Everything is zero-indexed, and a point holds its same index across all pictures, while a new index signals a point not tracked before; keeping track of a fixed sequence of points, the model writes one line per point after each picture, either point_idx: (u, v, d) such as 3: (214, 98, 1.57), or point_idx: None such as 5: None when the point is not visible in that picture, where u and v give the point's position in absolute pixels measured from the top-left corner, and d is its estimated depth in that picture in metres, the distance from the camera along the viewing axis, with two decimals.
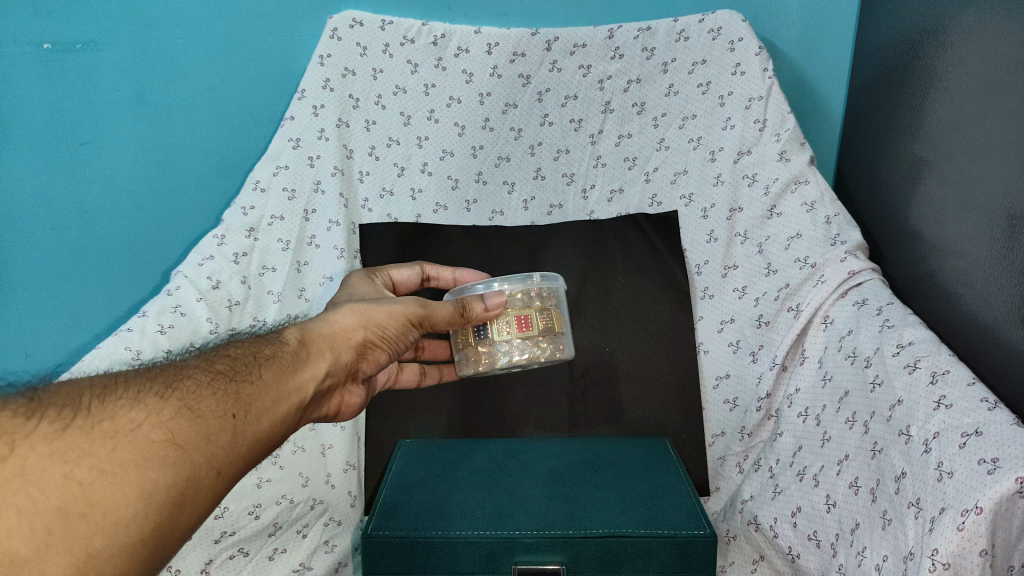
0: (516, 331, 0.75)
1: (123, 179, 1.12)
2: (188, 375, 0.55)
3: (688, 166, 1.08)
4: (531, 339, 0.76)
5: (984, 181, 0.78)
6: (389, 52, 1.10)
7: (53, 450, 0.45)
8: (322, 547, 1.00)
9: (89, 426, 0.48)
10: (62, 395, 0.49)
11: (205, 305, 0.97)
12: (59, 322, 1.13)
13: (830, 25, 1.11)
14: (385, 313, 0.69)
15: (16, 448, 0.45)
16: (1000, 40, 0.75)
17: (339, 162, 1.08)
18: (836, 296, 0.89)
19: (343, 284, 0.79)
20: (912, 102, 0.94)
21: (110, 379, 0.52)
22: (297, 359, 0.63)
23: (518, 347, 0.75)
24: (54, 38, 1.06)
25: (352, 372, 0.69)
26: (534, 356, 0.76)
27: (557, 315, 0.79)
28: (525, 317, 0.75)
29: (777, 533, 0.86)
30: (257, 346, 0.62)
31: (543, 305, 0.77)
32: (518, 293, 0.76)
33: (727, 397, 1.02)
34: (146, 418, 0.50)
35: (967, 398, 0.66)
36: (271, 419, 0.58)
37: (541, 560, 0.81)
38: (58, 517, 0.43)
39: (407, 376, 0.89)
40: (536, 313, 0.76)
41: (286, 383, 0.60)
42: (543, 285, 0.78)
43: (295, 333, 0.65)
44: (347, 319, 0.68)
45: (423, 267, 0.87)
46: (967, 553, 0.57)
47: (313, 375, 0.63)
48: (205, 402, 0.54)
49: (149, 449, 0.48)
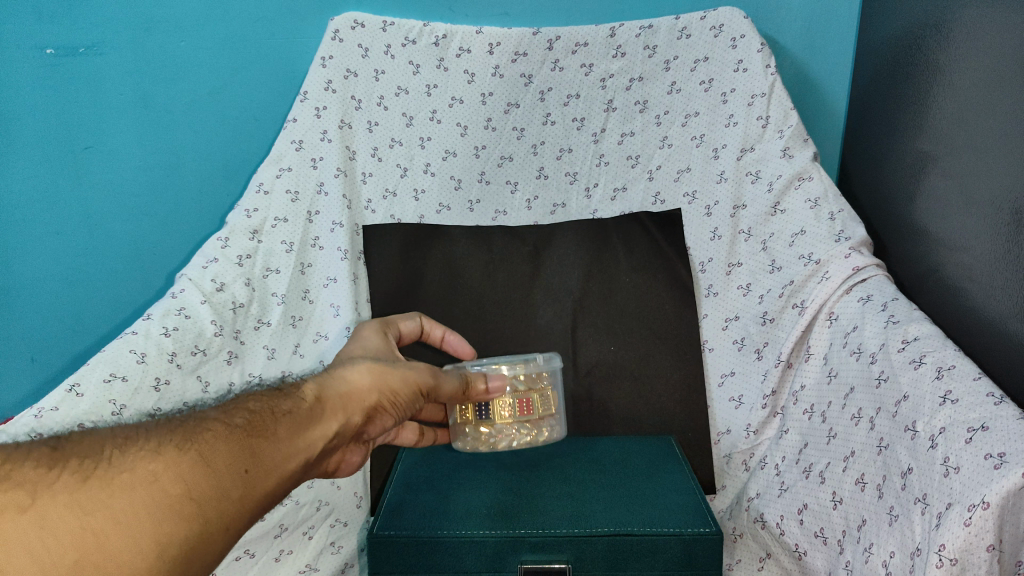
0: (518, 412, 0.85)
1: (128, 184, 1.13)
2: (207, 428, 0.55)
3: (691, 164, 1.08)
4: (532, 420, 0.85)
5: (992, 177, 0.78)
6: (390, 53, 1.10)
7: (71, 502, 0.46)
8: (328, 549, 0.99)
9: (108, 477, 0.48)
10: (83, 444, 0.50)
11: (209, 307, 0.96)
12: (65, 325, 1.14)
13: (832, 21, 1.11)
14: (400, 377, 0.69)
15: (36, 498, 0.46)
16: (1007, 34, 0.75)
17: (342, 163, 1.08)
18: (841, 292, 0.89)
19: (359, 336, 0.81)
20: (917, 98, 0.94)
21: (132, 430, 0.53)
22: (311, 416, 0.61)
23: (521, 426, 0.86)
24: (57, 42, 1.06)
25: (360, 432, 0.68)
26: (535, 433, 0.86)
27: (552, 395, 0.88)
28: (526, 400, 0.85)
29: (783, 530, 0.88)
30: (275, 399, 0.61)
31: (541, 387, 0.86)
32: (519, 376, 0.85)
33: (732, 394, 1.02)
34: (164, 470, 0.50)
35: (973, 393, 0.65)
36: (281, 475, 0.57)
37: (547, 559, 0.82)
38: (73, 567, 0.44)
39: (409, 432, 0.94)
40: (536, 395, 0.86)
41: (298, 441, 0.59)
42: (541, 367, 0.87)
43: (313, 388, 0.64)
44: (364, 377, 0.67)
45: (422, 317, 0.93)
46: (974, 548, 0.57)
47: (324, 435, 0.61)
48: (221, 456, 0.53)
49: (165, 503, 0.49)
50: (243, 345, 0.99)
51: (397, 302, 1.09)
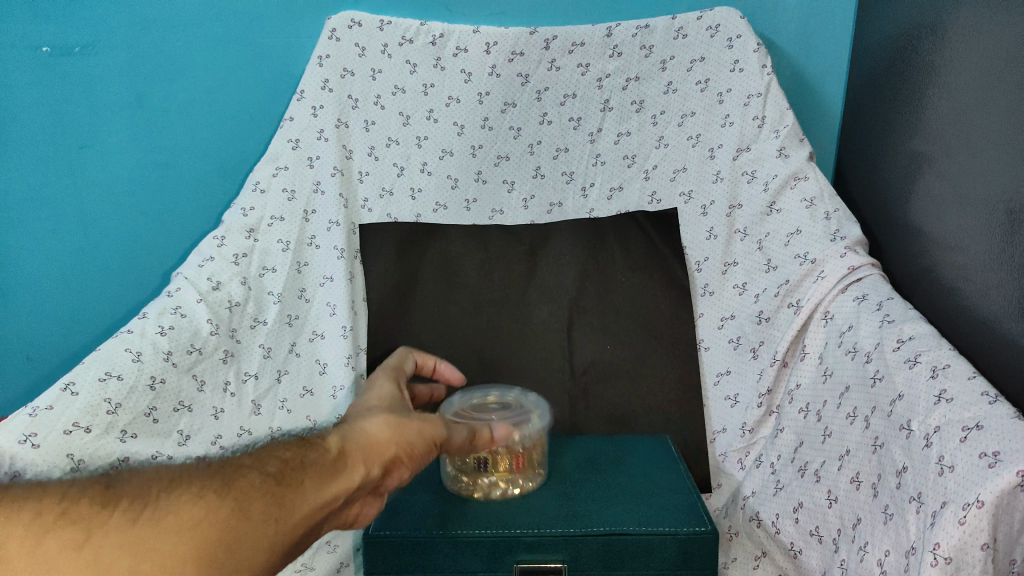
0: (513, 468, 0.87)
1: (124, 183, 1.12)
2: (243, 476, 0.55)
3: (687, 163, 1.08)
4: (524, 474, 0.88)
5: (987, 177, 0.78)
6: (387, 52, 1.09)
7: (120, 544, 0.47)
8: (324, 548, 1.00)
9: (153, 521, 0.48)
10: (132, 483, 0.51)
11: (205, 305, 0.94)
12: (62, 324, 1.15)
13: (828, 21, 1.11)
14: (417, 429, 0.67)
15: (89, 538, 0.46)
16: (1003, 35, 0.75)
17: (338, 162, 1.08)
18: (836, 292, 0.89)
19: (369, 389, 0.78)
20: (913, 98, 0.94)
21: (174, 471, 0.53)
22: (336, 468, 0.60)
23: (516, 481, 0.88)
24: (52, 41, 1.06)
25: (375, 490, 0.65)
26: (526, 485, 0.89)
27: (542, 460, 0.91)
28: (522, 459, 0.88)
29: (778, 528, 0.89)
30: (301, 450, 0.61)
31: (536, 458, 0.89)
32: (519, 436, 0.87)
33: (728, 393, 1.02)
34: (202, 516, 0.50)
35: (968, 392, 0.65)
36: (301, 530, 0.55)
37: (542, 559, 0.81)
38: None
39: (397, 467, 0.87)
40: (532, 454, 0.89)
41: (322, 494, 0.57)
42: (537, 427, 0.89)
43: (337, 440, 0.63)
44: (382, 428, 0.65)
45: (415, 355, 0.91)
46: (969, 547, 0.57)
47: (347, 489, 0.60)
48: (253, 504, 0.52)
49: (199, 555, 0.48)
50: (240, 343, 0.98)
51: (396, 301, 1.10)
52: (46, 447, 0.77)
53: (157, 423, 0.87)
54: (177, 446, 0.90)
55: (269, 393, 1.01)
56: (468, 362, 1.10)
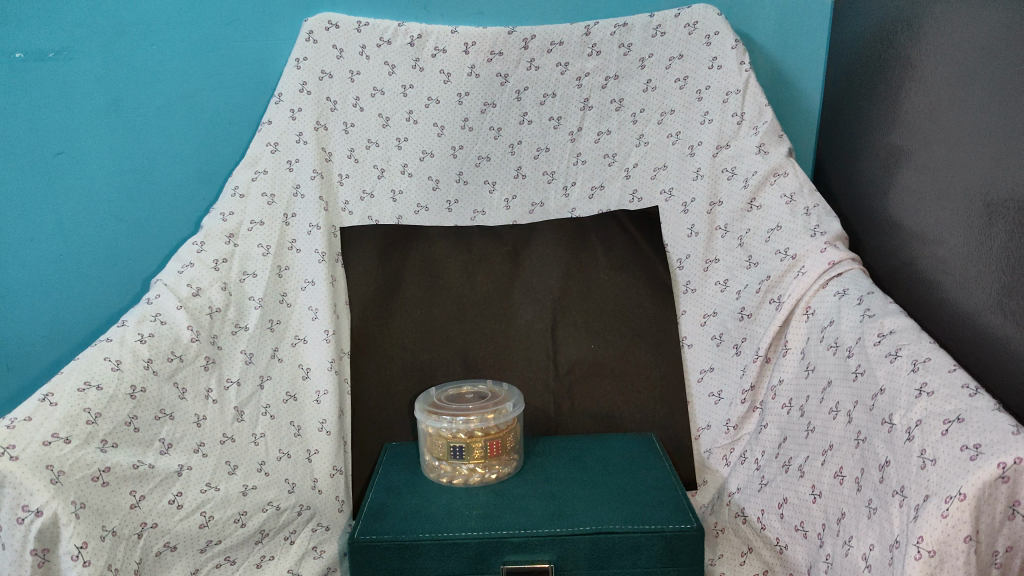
0: (490, 453, 0.91)
1: (100, 189, 1.11)
2: None
3: (667, 161, 1.08)
4: (501, 458, 0.93)
5: (964, 169, 0.78)
6: (365, 54, 1.09)
7: None
8: (311, 553, 0.97)
9: None
10: None
11: (185, 312, 0.93)
12: (42, 334, 1.13)
13: (805, 17, 1.11)
14: None
15: None
16: (979, 26, 0.76)
17: (318, 165, 1.07)
18: (816, 287, 0.89)
19: None
20: (890, 91, 0.94)
21: None
22: None
23: (493, 466, 0.92)
24: (26, 47, 1.05)
25: None
26: (505, 469, 0.93)
27: (518, 443, 0.95)
28: (497, 443, 0.92)
29: (764, 524, 0.89)
30: None
31: (510, 440, 0.93)
32: (491, 421, 0.92)
33: (712, 389, 1.03)
34: None
35: (948, 385, 0.65)
36: None
37: (530, 559, 0.81)
38: None
39: None
40: (506, 439, 0.93)
41: None
42: (509, 412, 0.94)
43: None
44: None
45: None
46: (952, 539, 0.57)
47: None
48: None
49: None
50: (221, 350, 0.96)
51: (377, 307, 1.10)
52: (25, 459, 0.69)
53: (137, 432, 0.82)
54: (158, 456, 0.84)
55: (251, 399, 0.97)
56: (451, 363, 1.10)
